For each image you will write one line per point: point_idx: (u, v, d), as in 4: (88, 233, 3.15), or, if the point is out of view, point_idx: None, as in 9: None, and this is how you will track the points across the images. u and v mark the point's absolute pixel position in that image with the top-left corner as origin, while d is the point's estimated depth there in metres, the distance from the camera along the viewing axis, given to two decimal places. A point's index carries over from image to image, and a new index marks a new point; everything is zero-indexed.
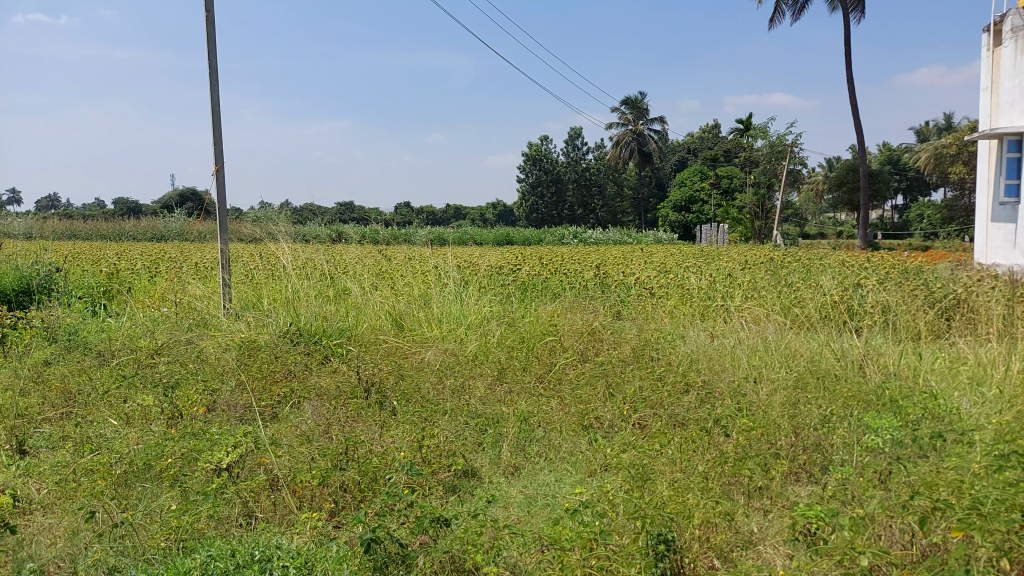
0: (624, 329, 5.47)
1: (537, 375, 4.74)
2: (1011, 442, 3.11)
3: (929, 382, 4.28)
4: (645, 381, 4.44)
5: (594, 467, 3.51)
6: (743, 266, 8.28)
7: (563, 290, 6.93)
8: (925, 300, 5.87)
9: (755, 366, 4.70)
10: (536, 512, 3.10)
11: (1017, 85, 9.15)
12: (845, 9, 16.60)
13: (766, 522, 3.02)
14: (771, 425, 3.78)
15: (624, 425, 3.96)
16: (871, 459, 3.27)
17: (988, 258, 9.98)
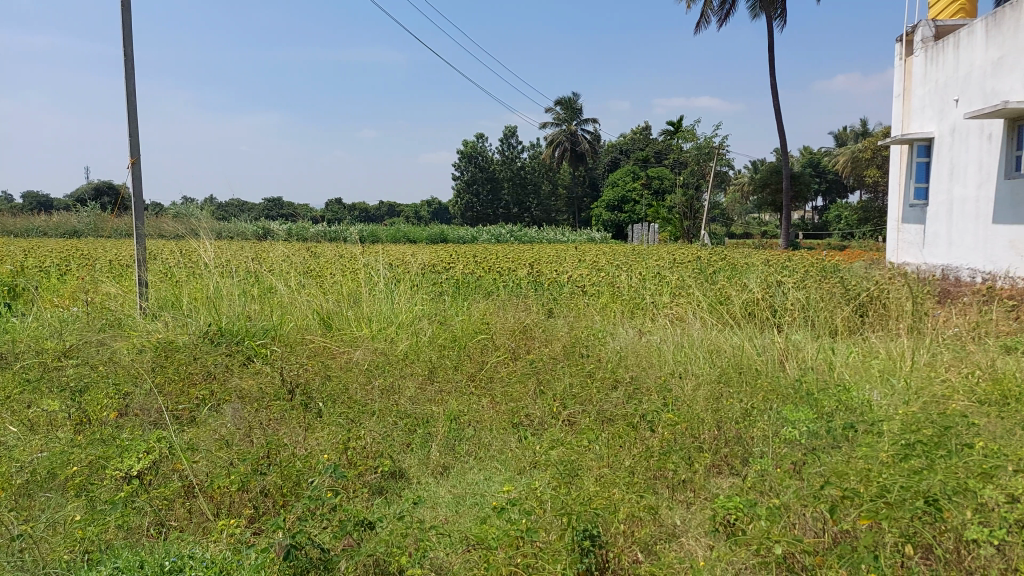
0: (555, 327, 5.50)
1: (467, 373, 4.72)
2: (916, 432, 3.30)
3: (843, 376, 4.48)
4: (575, 378, 4.48)
5: (522, 465, 3.52)
6: (671, 265, 8.45)
7: (495, 288, 6.90)
8: (841, 297, 6.13)
9: (681, 362, 4.80)
10: (462, 512, 3.09)
11: (926, 93, 9.64)
12: (768, 16, 17.16)
13: (689, 514, 3.09)
14: (696, 419, 3.88)
15: (555, 422, 3.98)
16: (788, 451, 3.40)
17: (899, 257, 10.50)
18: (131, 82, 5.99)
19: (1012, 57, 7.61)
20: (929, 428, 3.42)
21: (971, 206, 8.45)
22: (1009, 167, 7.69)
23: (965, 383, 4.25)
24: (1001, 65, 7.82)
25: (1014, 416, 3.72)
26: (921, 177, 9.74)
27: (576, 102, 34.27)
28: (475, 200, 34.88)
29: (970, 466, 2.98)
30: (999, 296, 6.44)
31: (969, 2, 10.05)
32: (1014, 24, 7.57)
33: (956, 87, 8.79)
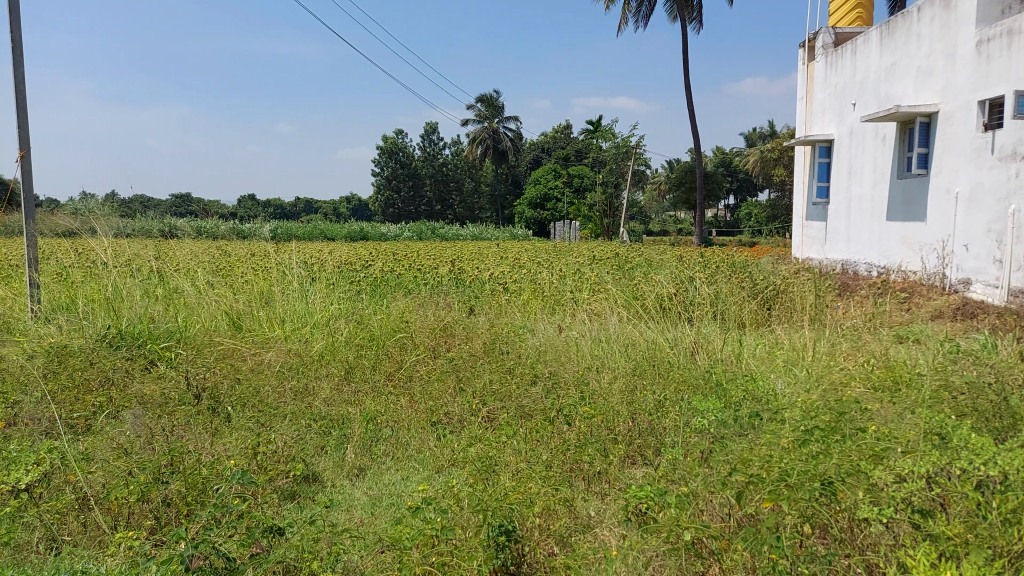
0: (475, 324, 5.49)
1: (385, 372, 4.64)
2: (815, 418, 3.49)
3: (750, 366, 4.67)
4: (494, 375, 4.48)
5: (441, 463, 3.50)
6: (591, 262, 8.59)
7: (415, 285, 6.83)
8: (749, 291, 6.39)
9: (597, 357, 4.89)
10: (378, 513, 3.04)
11: (827, 96, 10.15)
12: (684, 20, 17.66)
13: (603, 505, 3.15)
14: (611, 411, 3.95)
15: (473, 419, 3.97)
16: (697, 440, 3.52)
17: (804, 252, 11.04)
18: (19, 70, 5.60)
19: (904, 64, 8.11)
20: (826, 414, 3.62)
21: (867, 204, 8.98)
22: (901, 167, 8.21)
23: (860, 371, 4.52)
24: (894, 72, 8.32)
25: (903, 400, 3.98)
26: (823, 176, 10.27)
27: (497, 99, 34.33)
28: (396, 198, 34.42)
29: (862, 448, 3.17)
30: (892, 288, 6.87)
31: (865, 11, 10.64)
32: (906, 32, 8.07)
33: (853, 92, 9.30)
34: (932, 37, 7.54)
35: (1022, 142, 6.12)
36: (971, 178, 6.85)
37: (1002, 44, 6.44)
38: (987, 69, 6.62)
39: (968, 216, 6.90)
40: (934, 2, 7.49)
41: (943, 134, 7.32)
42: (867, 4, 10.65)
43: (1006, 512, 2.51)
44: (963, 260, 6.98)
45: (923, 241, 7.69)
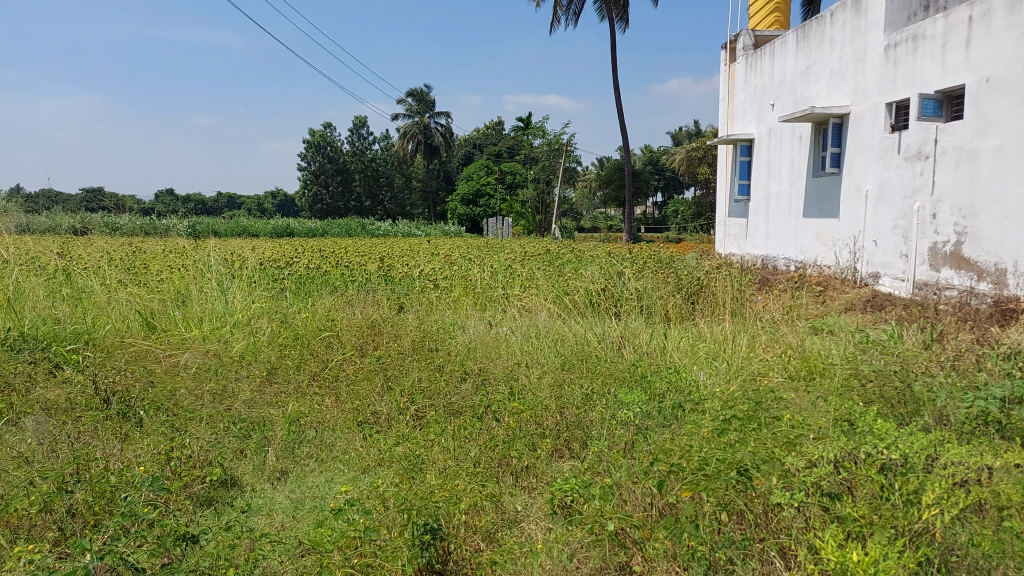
0: (403, 321, 5.41)
1: (310, 372, 4.52)
2: (733, 408, 3.62)
3: (674, 359, 4.79)
4: (422, 372, 4.42)
5: (367, 463, 3.43)
6: (521, 258, 8.61)
7: (342, 282, 6.68)
8: (674, 286, 6.54)
9: (527, 352, 4.90)
10: (300, 516, 2.96)
11: (747, 97, 10.50)
12: (612, 20, 17.91)
13: (529, 499, 3.16)
14: (540, 406, 3.97)
15: (401, 418, 3.91)
16: (622, 432, 3.58)
17: (726, 248, 11.41)
18: None
19: (817, 67, 8.47)
20: (744, 404, 3.76)
21: (785, 201, 9.34)
22: (816, 166, 8.58)
23: (778, 361, 4.71)
24: (809, 74, 8.68)
25: (817, 389, 4.17)
26: (744, 174, 10.62)
27: (429, 95, 34.04)
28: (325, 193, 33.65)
29: (776, 436, 3.30)
30: (808, 283, 7.17)
31: (782, 15, 11.03)
32: (819, 37, 8.43)
33: (771, 93, 9.65)
34: (844, 41, 7.90)
35: (926, 143, 6.49)
36: (880, 177, 7.21)
37: (907, 49, 6.80)
38: (894, 74, 6.98)
39: (877, 213, 7.26)
40: (845, 8, 7.84)
41: (854, 134, 7.68)
42: (784, 9, 11.04)
43: (907, 493, 2.65)
44: (873, 254, 7.35)
45: (836, 236, 8.07)
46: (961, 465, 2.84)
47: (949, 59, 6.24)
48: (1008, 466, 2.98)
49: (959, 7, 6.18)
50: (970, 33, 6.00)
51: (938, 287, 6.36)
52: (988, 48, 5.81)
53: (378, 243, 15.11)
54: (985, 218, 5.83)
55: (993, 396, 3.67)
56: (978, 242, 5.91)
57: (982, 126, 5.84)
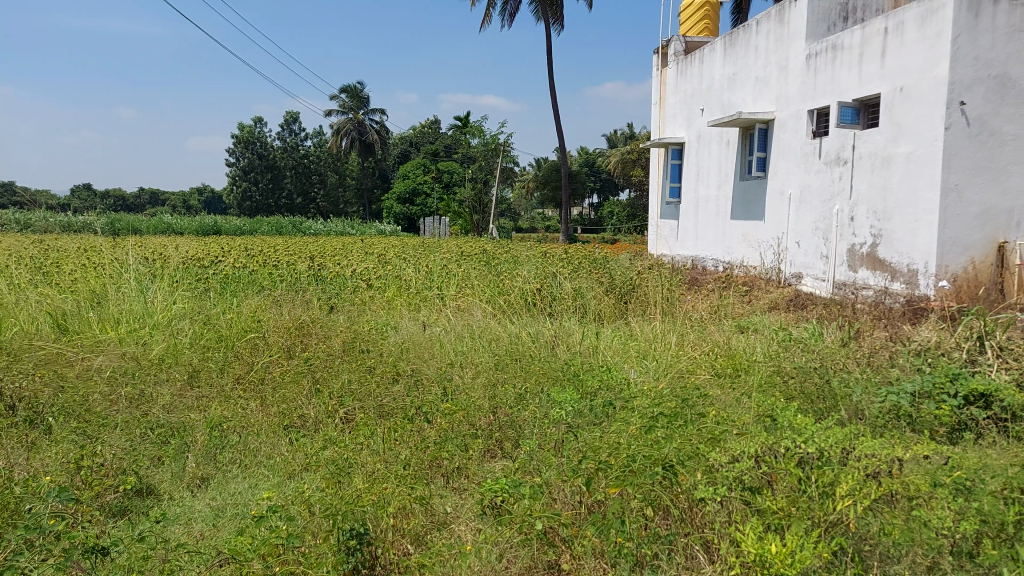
0: (334, 322, 5.28)
1: (234, 375, 4.37)
2: (661, 405, 3.70)
3: (606, 358, 4.85)
4: (353, 373, 4.33)
5: (293, 468, 3.33)
6: (457, 258, 8.57)
7: (270, 281, 6.50)
8: (607, 286, 6.63)
9: (460, 352, 4.87)
10: (221, 524, 2.86)
11: (678, 101, 10.74)
12: (547, 22, 18.07)
13: (460, 500, 3.14)
14: (472, 406, 3.94)
15: (330, 421, 3.81)
16: (553, 430, 3.59)
17: (658, 249, 11.64)
18: None
19: (744, 74, 8.74)
20: (671, 401, 3.84)
21: (713, 204, 9.60)
22: (743, 170, 8.84)
23: (705, 359, 4.83)
24: (736, 80, 8.94)
25: (741, 386, 4.31)
26: (676, 177, 10.87)
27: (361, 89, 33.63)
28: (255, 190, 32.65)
29: (701, 432, 3.39)
30: (735, 283, 7.39)
31: (711, 22, 11.32)
32: (745, 44, 8.69)
33: (701, 98, 9.90)
34: (768, 49, 8.17)
35: (845, 149, 6.78)
36: (802, 180, 7.49)
37: (828, 58, 7.08)
38: (815, 82, 7.27)
39: (799, 216, 7.54)
40: (769, 17, 8.11)
41: (778, 139, 7.95)
42: (713, 15, 11.34)
43: (823, 484, 2.75)
44: (796, 256, 7.63)
45: (762, 238, 8.33)
46: (873, 457, 2.97)
47: (866, 68, 6.53)
48: (917, 457, 3.12)
49: (874, 19, 6.48)
50: (885, 44, 6.29)
51: (855, 287, 6.65)
52: (901, 59, 6.10)
53: (308, 243, 14.69)
54: (899, 221, 6.12)
55: (904, 391, 3.85)
56: (892, 244, 6.21)
57: (896, 133, 6.14)
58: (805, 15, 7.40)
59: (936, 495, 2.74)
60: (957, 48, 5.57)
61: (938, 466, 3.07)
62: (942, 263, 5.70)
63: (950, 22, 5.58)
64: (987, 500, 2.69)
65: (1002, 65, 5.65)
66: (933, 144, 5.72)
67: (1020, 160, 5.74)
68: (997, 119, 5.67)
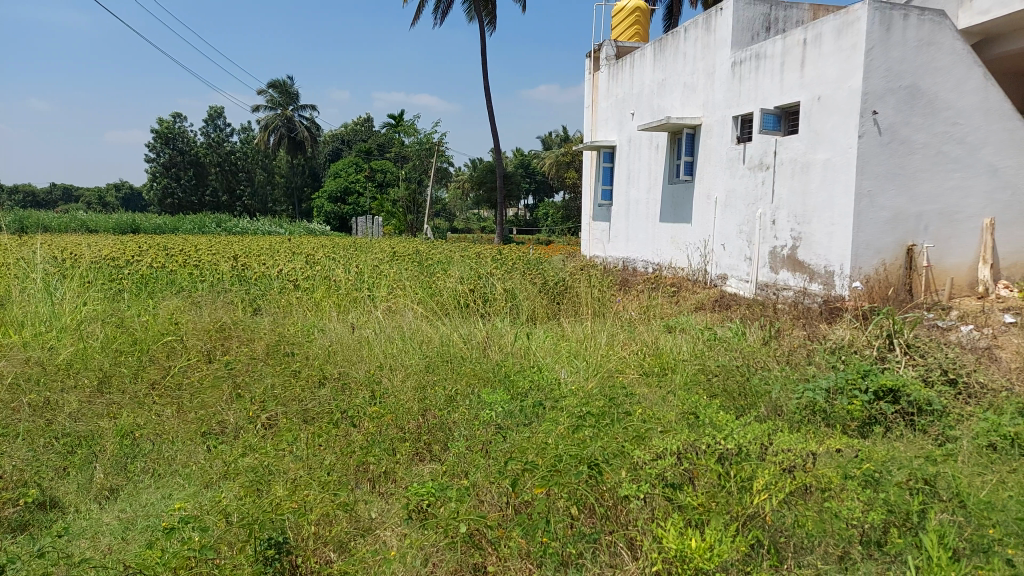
0: (257, 324, 5.11)
1: (148, 380, 4.18)
2: (590, 405, 3.74)
3: (538, 358, 4.86)
4: (276, 378, 4.20)
5: (210, 477, 3.20)
6: (389, 258, 8.46)
7: (190, 282, 6.25)
8: (539, 287, 6.66)
9: (390, 353, 4.78)
10: (131, 537, 2.72)
11: (610, 105, 10.91)
12: (481, 22, 18.04)
13: (385, 505, 3.07)
14: (401, 409, 3.87)
15: (251, 427, 3.69)
16: (482, 431, 3.57)
17: (591, 251, 11.79)
18: None
19: (673, 80, 8.94)
20: (599, 400, 3.89)
21: (644, 206, 9.79)
22: (672, 173, 9.05)
23: (634, 359, 4.91)
24: (665, 86, 9.15)
25: (668, 384, 4.40)
26: (607, 180, 11.04)
27: (291, 85, 32.84)
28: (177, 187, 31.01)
29: (627, 430, 3.45)
30: (664, 284, 7.55)
31: (642, 27, 11.55)
32: (674, 51, 8.90)
33: (631, 103, 10.08)
34: (696, 57, 8.38)
35: (767, 155, 7.02)
36: (727, 184, 7.72)
37: (751, 67, 7.32)
38: (739, 89, 7.51)
39: (724, 219, 7.77)
40: (697, 25, 8.33)
41: (705, 144, 8.18)
42: (643, 21, 11.56)
43: (742, 479, 2.83)
44: (721, 257, 7.86)
45: (689, 240, 8.56)
46: (789, 452, 3.08)
47: (786, 77, 6.78)
48: (830, 451, 3.26)
49: (794, 31, 6.73)
50: (804, 55, 6.54)
51: (776, 288, 6.89)
52: (820, 69, 6.36)
53: (230, 242, 14.17)
54: (817, 225, 6.38)
55: (820, 387, 4.01)
56: (811, 247, 6.46)
57: (815, 140, 6.41)
58: (730, 24, 7.63)
59: (847, 487, 2.86)
60: (870, 60, 5.84)
61: (850, 459, 3.21)
62: (856, 265, 5.97)
63: (863, 35, 5.84)
64: (893, 491, 2.82)
65: (911, 77, 5.96)
66: (848, 151, 5.99)
67: (928, 167, 6.06)
68: (906, 128, 5.98)
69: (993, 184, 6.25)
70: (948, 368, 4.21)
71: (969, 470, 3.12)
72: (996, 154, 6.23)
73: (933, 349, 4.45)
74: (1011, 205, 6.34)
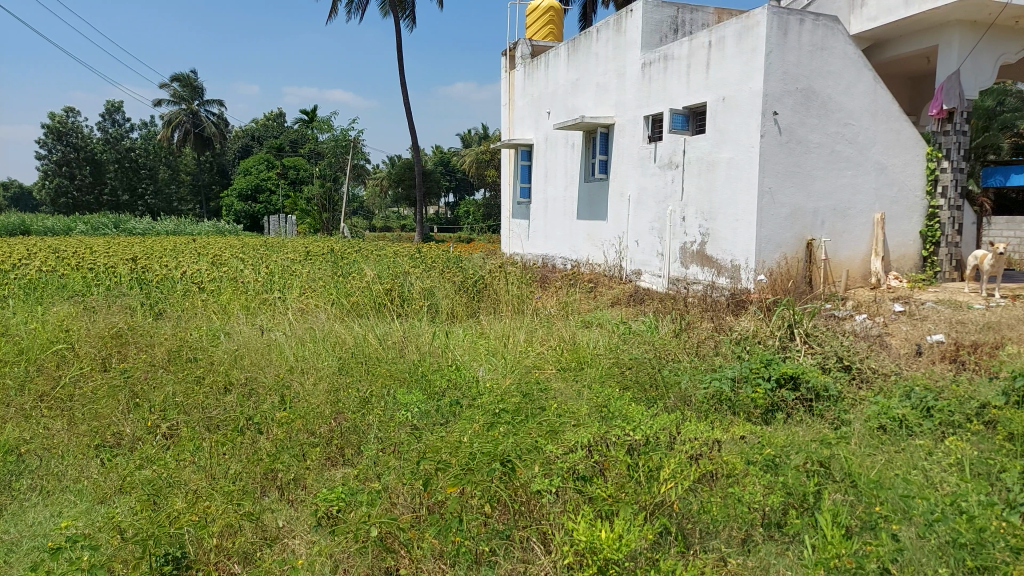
0: (158, 329, 4.87)
1: (36, 393, 3.94)
2: (506, 402, 3.75)
3: (455, 356, 4.84)
4: (178, 385, 4.02)
5: (105, 492, 3.04)
6: (301, 258, 8.25)
7: (83, 286, 5.91)
8: (457, 285, 6.64)
9: (301, 357, 4.63)
10: (13, 560, 2.55)
11: (526, 104, 10.99)
12: (396, 17, 17.77)
13: (293, 513, 2.98)
14: (312, 413, 3.77)
15: (149, 437, 3.51)
16: (396, 432, 3.52)
17: (511, 248, 11.87)
18: None
19: (586, 80, 9.09)
20: (516, 397, 3.90)
21: (561, 204, 9.93)
22: (588, 171, 9.20)
23: (551, 354, 4.96)
24: (579, 85, 9.29)
25: (583, 377, 4.48)
26: (525, 178, 11.13)
27: (195, 78, 31.47)
28: (70, 186, 29.00)
29: (542, 426, 3.48)
30: (581, 280, 7.69)
31: (556, 27, 11.66)
32: (587, 51, 9.04)
33: (547, 102, 10.19)
34: (608, 57, 8.55)
35: (676, 154, 7.25)
36: (639, 182, 7.92)
37: (660, 68, 7.53)
38: (649, 89, 7.71)
39: (637, 216, 7.97)
40: (608, 26, 8.49)
41: (618, 143, 8.35)
42: (557, 20, 11.67)
43: (649, 469, 2.89)
44: (635, 253, 8.07)
45: (604, 237, 8.73)
46: (695, 440, 3.17)
47: (693, 79, 7.01)
48: (735, 438, 3.39)
49: (699, 33, 6.97)
50: (709, 57, 6.78)
51: (687, 282, 7.12)
52: (723, 72, 6.61)
53: (127, 241, 13.41)
54: (723, 221, 6.64)
55: (726, 376, 4.16)
56: (718, 242, 6.72)
57: (719, 139, 6.66)
58: (639, 26, 7.82)
59: (749, 472, 2.97)
60: (769, 63, 6.11)
61: (753, 445, 3.35)
62: (760, 259, 6.25)
63: (762, 39, 6.11)
64: (791, 474, 2.94)
65: (807, 80, 6.28)
66: (750, 151, 6.26)
67: (823, 165, 6.40)
68: (803, 129, 6.29)
69: (881, 181, 6.66)
70: (843, 355, 4.45)
71: (860, 452, 3.30)
72: (884, 153, 6.63)
73: (830, 338, 4.70)
74: (897, 201, 6.77)
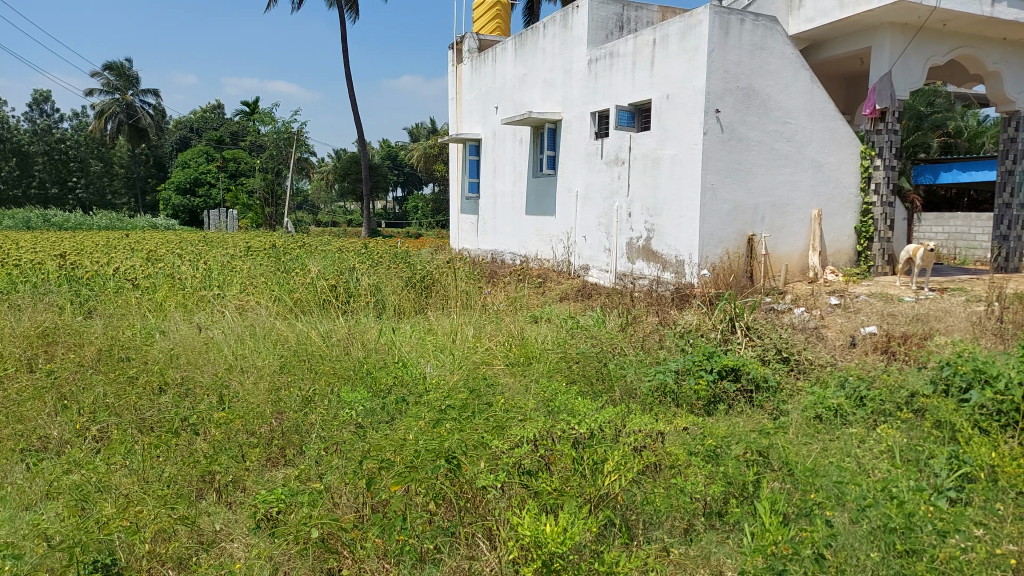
0: (89, 328, 4.67)
1: None
2: (453, 398, 3.72)
3: (402, 353, 4.77)
4: (109, 386, 3.86)
5: (31, 498, 2.90)
6: (243, 254, 8.03)
7: (8, 284, 5.63)
8: (405, 281, 6.58)
9: (240, 355, 4.51)
10: None
11: (473, 98, 10.93)
12: (341, 9, 17.49)
13: (232, 515, 2.90)
14: (251, 413, 3.67)
15: (79, 441, 3.37)
16: (340, 431, 3.46)
17: (460, 243, 11.81)
18: None
19: (533, 76, 9.09)
20: (464, 393, 3.87)
21: (509, 199, 9.93)
22: (535, 167, 9.22)
23: (500, 350, 4.96)
24: (526, 81, 9.29)
25: (531, 372, 4.48)
26: (474, 173, 11.09)
27: (129, 67, 30.35)
28: None
29: (487, 422, 3.47)
30: (530, 275, 7.70)
31: (503, 21, 11.62)
32: (534, 47, 9.04)
33: (495, 97, 10.17)
34: (554, 53, 8.57)
35: (622, 150, 7.33)
36: (586, 178, 7.98)
37: (606, 64, 7.60)
38: (595, 86, 7.77)
39: (584, 212, 8.03)
40: (554, 22, 8.51)
41: (565, 140, 8.39)
42: (504, 15, 11.64)
43: (594, 461, 2.90)
44: (583, 248, 8.13)
45: (552, 232, 8.78)
46: (639, 432, 3.21)
47: (638, 76, 7.09)
48: (678, 429, 3.45)
49: (644, 31, 7.04)
50: (653, 54, 6.87)
51: (633, 276, 7.21)
52: (667, 69, 6.71)
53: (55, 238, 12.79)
54: (667, 216, 6.75)
55: (669, 369, 4.22)
56: (663, 238, 6.83)
57: (664, 136, 6.77)
58: (586, 22, 7.86)
59: (691, 463, 3.03)
60: (711, 61, 6.23)
61: (694, 436, 3.41)
62: (703, 254, 6.37)
63: (704, 38, 6.22)
64: (731, 464, 3.00)
65: (747, 79, 6.42)
66: (692, 148, 6.37)
67: (762, 163, 6.56)
68: (743, 126, 6.43)
69: (818, 178, 6.87)
70: (782, 347, 4.57)
71: (797, 441, 3.40)
72: (820, 151, 6.84)
73: (769, 331, 4.82)
74: (833, 197, 6.99)
